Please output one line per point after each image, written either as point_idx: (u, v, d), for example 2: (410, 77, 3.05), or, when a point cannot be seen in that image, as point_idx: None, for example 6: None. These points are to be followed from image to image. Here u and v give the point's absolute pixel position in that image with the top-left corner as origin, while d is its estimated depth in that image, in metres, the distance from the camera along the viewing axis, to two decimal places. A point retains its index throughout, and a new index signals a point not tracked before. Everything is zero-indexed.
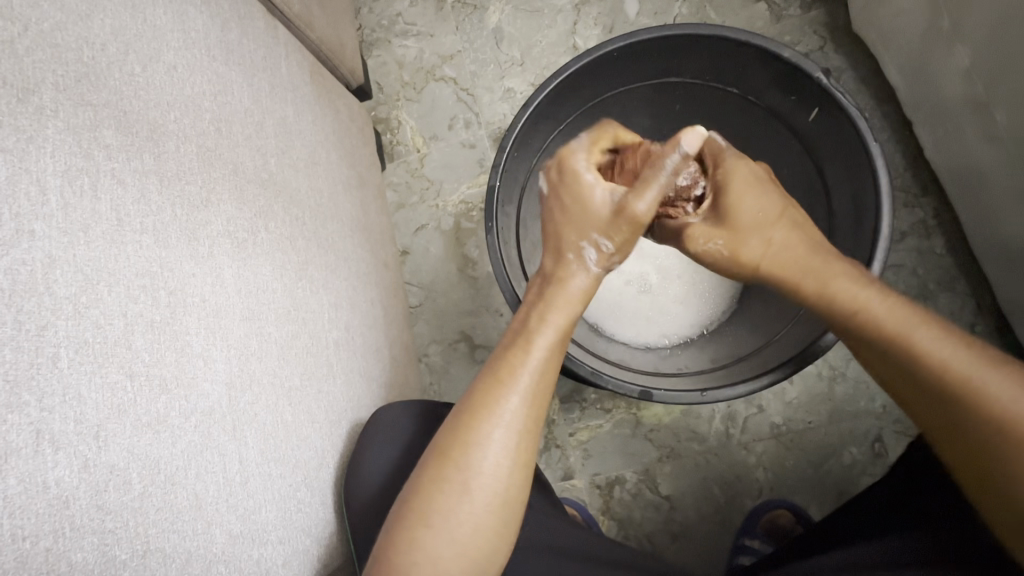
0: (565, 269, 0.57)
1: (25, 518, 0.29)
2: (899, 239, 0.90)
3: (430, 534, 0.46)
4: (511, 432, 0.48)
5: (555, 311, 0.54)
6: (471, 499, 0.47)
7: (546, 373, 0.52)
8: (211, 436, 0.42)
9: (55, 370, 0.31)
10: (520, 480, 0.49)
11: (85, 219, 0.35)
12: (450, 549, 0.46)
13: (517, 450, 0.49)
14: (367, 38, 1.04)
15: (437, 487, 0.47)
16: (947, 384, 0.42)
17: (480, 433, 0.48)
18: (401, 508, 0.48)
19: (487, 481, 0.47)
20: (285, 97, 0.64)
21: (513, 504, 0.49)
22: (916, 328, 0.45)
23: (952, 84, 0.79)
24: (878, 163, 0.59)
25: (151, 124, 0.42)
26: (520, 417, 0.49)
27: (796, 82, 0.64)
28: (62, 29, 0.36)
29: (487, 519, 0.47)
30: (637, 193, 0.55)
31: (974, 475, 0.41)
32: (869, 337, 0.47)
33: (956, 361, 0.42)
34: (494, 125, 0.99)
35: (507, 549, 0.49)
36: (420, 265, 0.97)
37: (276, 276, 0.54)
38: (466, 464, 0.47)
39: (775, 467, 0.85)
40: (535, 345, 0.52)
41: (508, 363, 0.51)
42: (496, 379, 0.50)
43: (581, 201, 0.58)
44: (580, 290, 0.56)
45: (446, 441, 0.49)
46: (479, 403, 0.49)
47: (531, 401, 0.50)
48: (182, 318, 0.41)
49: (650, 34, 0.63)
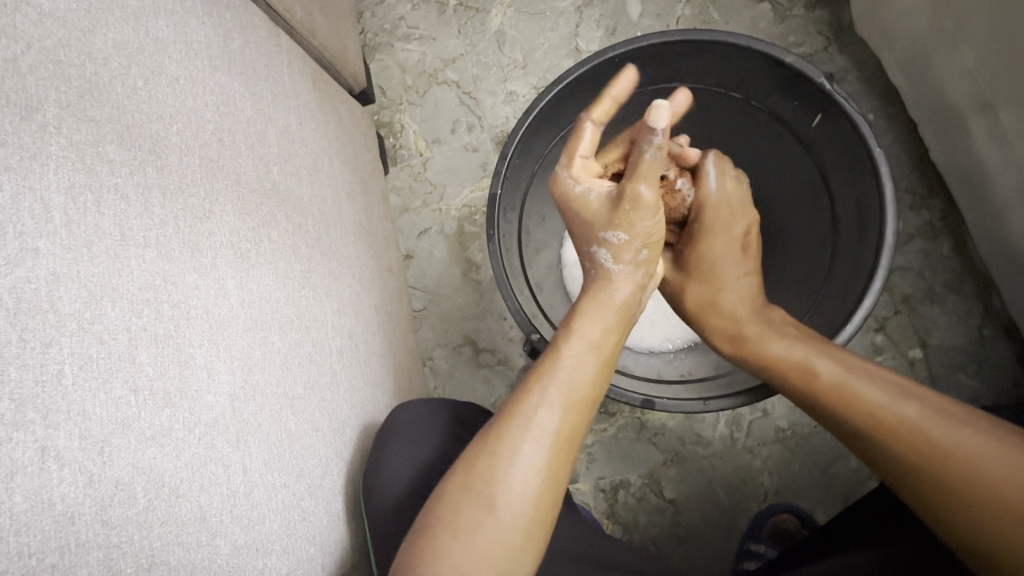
0: (604, 278, 0.58)
1: (31, 535, 0.29)
2: (905, 241, 0.89)
3: (456, 547, 0.46)
4: (540, 444, 0.49)
5: (587, 322, 0.55)
6: (499, 514, 0.46)
7: (581, 384, 0.52)
8: (214, 448, 0.42)
9: (59, 389, 0.32)
10: (549, 496, 0.49)
11: (88, 236, 0.35)
12: (477, 564, 0.45)
13: (547, 461, 0.49)
14: (369, 42, 1.04)
15: (468, 499, 0.47)
16: (858, 413, 0.49)
17: (512, 445, 0.48)
18: (424, 523, 0.48)
19: (518, 496, 0.47)
20: (288, 105, 0.64)
21: (542, 520, 0.48)
22: (815, 361, 0.53)
23: (955, 86, 0.79)
24: (882, 169, 0.58)
25: (153, 137, 0.42)
26: (552, 431, 0.49)
27: (799, 87, 0.64)
28: (65, 45, 0.36)
29: (513, 535, 0.47)
30: (638, 177, 0.57)
31: (941, 509, 0.44)
32: (785, 377, 0.54)
33: (860, 390, 0.49)
34: (497, 128, 0.98)
35: (532, 570, 0.48)
36: (424, 269, 0.97)
37: (279, 285, 0.54)
38: (500, 477, 0.47)
39: (781, 471, 0.85)
40: (561, 362, 0.52)
41: (538, 373, 0.52)
42: (529, 390, 0.51)
43: (582, 208, 0.60)
44: (619, 300, 0.57)
45: (484, 449, 0.49)
46: (507, 420, 0.50)
47: (565, 414, 0.50)
48: (185, 330, 0.41)
49: (649, 40, 0.63)
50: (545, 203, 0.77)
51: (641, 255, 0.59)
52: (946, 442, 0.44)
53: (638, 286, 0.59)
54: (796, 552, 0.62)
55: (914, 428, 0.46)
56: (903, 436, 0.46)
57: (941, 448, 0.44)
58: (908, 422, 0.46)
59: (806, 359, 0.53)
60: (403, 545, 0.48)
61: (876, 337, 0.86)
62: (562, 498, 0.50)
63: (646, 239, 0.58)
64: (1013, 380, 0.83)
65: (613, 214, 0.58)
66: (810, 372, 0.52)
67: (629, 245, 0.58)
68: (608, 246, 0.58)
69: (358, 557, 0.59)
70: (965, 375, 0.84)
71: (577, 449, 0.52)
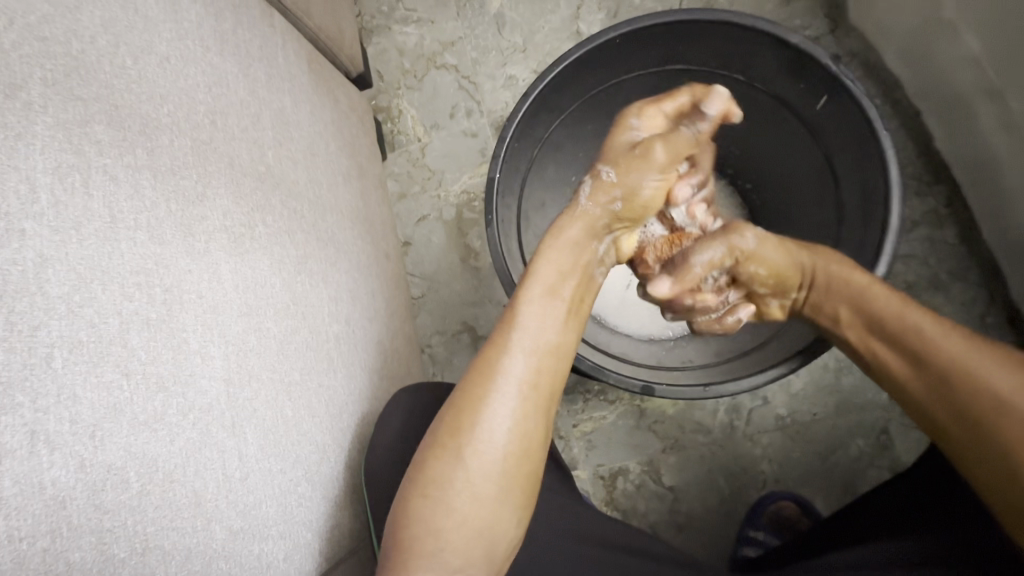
0: (571, 216, 0.58)
1: (21, 519, 0.29)
2: (910, 227, 0.88)
3: (430, 505, 0.45)
4: (508, 394, 0.48)
5: (547, 266, 0.55)
6: (468, 468, 0.46)
7: (546, 330, 0.52)
8: (210, 433, 0.41)
9: (49, 371, 0.31)
10: (520, 449, 0.48)
11: (77, 216, 0.34)
12: (451, 521, 0.45)
13: (517, 409, 0.49)
14: (366, 25, 1.03)
15: (438, 455, 0.47)
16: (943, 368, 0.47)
17: (479, 395, 0.48)
18: (406, 486, 0.48)
19: (488, 449, 0.47)
20: (283, 87, 0.63)
21: (516, 476, 0.48)
22: (914, 317, 0.50)
23: (960, 73, 0.81)
24: (889, 152, 0.57)
25: (143, 117, 0.42)
26: (517, 376, 0.49)
27: (805, 68, 0.62)
28: (49, 22, 0.36)
29: (487, 490, 0.47)
30: (665, 140, 0.60)
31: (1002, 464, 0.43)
32: (870, 315, 0.53)
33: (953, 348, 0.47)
34: (496, 113, 0.97)
35: (517, 528, 0.48)
36: (423, 256, 0.96)
37: (275, 270, 0.53)
38: (466, 429, 0.47)
39: (780, 459, 0.85)
40: (524, 312, 0.52)
41: (505, 323, 0.52)
42: (492, 343, 0.51)
43: (614, 137, 0.62)
44: (574, 240, 0.57)
45: (451, 403, 0.49)
46: (477, 370, 0.49)
47: (529, 362, 0.50)
48: (178, 315, 0.41)
49: (653, 20, 0.62)
50: (544, 189, 0.76)
51: (614, 205, 0.59)
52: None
53: (596, 231, 0.58)
54: (801, 544, 0.62)
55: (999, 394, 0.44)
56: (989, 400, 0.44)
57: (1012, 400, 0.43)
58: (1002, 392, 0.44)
59: (903, 312, 0.51)
60: (391, 516, 0.48)
61: None
62: (540, 454, 0.50)
63: (627, 194, 0.60)
64: None
65: (625, 156, 0.60)
66: (909, 324, 0.50)
67: (610, 189, 0.59)
68: (597, 178, 0.60)
69: (358, 543, 0.59)
70: None
71: (549, 400, 0.51)
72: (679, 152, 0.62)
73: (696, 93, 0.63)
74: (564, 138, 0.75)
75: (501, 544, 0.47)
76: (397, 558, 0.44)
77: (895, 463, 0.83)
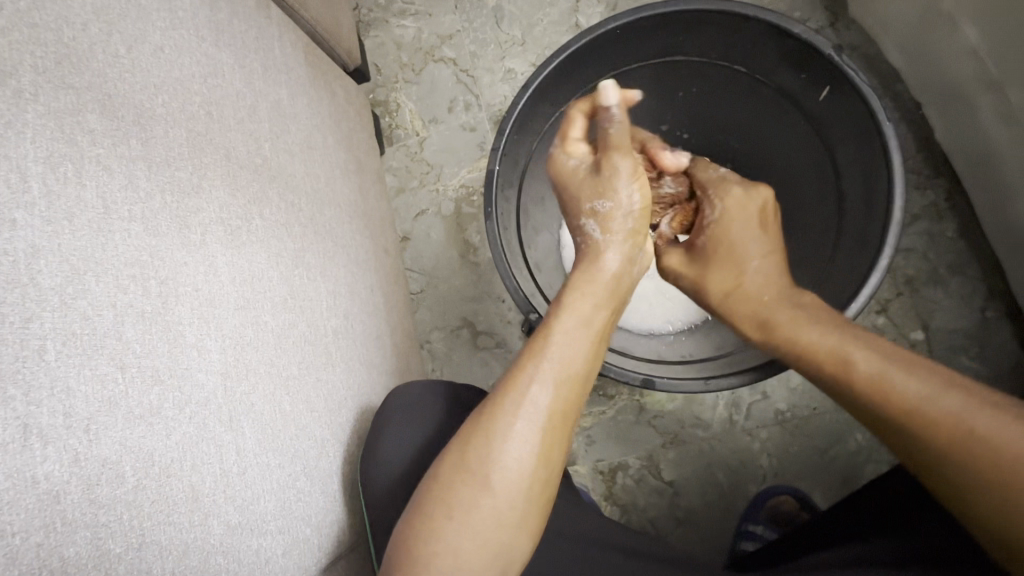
0: (596, 249, 0.58)
1: (14, 514, 0.29)
2: (910, 221, 0.88)
3: (453, 526, 0.46)
4: (533, 422, 0.48)
5: (580, 298, 0.54)
6: (494, 495, 0.46)
7: (571, 361, 0.51)
8: (207, 428, 0.41)
9: (42, 364, 0.31)
10: (544, 475, 0.48)
11: (69, 207, 0.34)
12: (470, 541, 0.46)
13: (543, 440, 0.48)
14: (363, 18, 1.02)
15: (462, 480, 0.47)
16: (899, 415, 0.44)
17: (505, 426, 0.48)
18: (421, 497, 0.48)
19: (512, 476, 0.47)
20: (279, 79, 0.62)
21: (536, 497, 0.48)
22: (854, 358, 0.48)
23: (957, 66, 0.79)
24: (892, 143, 0.57)
25: (138, 107, 0.41)
26: (544, 408, 0.48)
27: (807, 59, 0.62)
28: (40, 8, 0.35)
29: (511, 514, 0.47)
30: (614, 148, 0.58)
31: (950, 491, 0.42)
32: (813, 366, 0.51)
33: (903, 387, 0.45)
34: (495, 107, 0.97)
35: (529, 545, 0.48)
36: (422, 251, 0.95)
37: (272, 264, 0.53)
38: (492, 457, 0.47)
39: (779, 453, 0.85)
40: (552, 342, 0.51)
41: (531, 350, 0.51)
42: (519, 369, 0.51)
43: (565, 177, 0.61)
44: (604, 273, 0.56)
45: (474, 429, 0.48)
46: (504, 398, 0.49)
47: (556, 391, 0.50)
48: (173, 307, 0.40)
49: (655, 10, 0.61)
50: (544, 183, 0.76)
51: (627, 224, 0.59)
52: (995, 437, 0.40)
53: (625, 258, 0.58)
54: (797, 540, 0.61)
55: (972, 426, 0.41)
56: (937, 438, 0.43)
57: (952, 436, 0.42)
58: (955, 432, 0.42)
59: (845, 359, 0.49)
60: (400, 518, 0.49)
61: (877, 320, 0.86)
62: (557, 473, 0.50)
63: (632, 208, 0.59)
64: (1014, 362, 0.83)
65: (588, 182, 0.59)
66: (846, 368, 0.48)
67: (608, 211, 0.59)
68: (596, 216, 0.59)
69: (358, 539, 0.59)
70: (966, 357, 0.84)
71: (572, 426, 0.51)
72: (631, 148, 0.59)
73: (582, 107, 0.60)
74: None
75: (518, 558, 0.48)
76: (410, 573, 0.45)
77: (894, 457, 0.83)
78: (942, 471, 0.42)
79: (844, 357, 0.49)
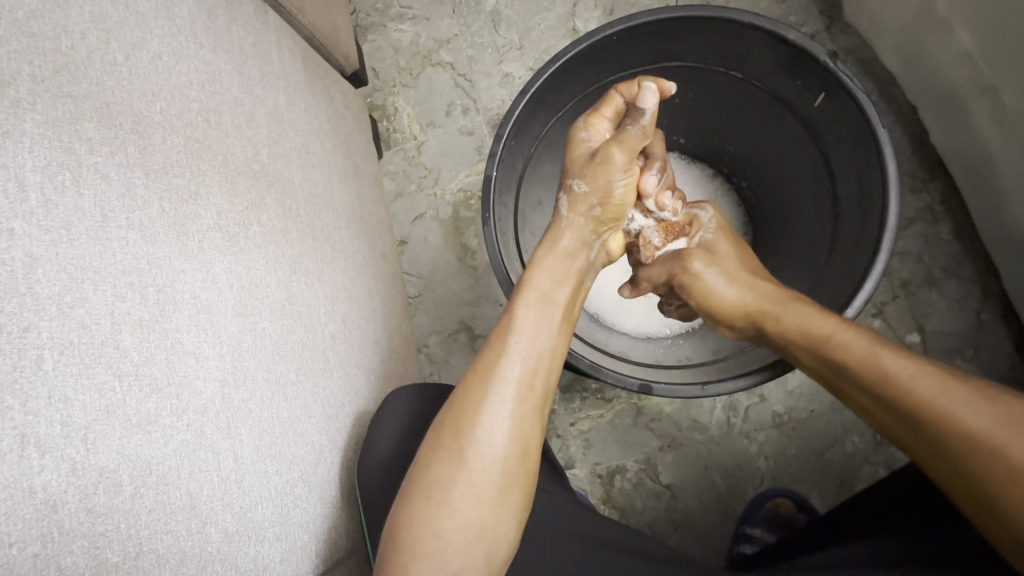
0: (557, 228, 0.60)
1: (11, 524, 0.29)
2: (905, 224, 0.88)
3: (432, 506, 0.46)
4: (505, 396, 0.49)
5: (543, 276, 0.56)
6: (469, 470, 0.46)
7: (542, 336, 0.52)
8: (204, 436, 0.41)
9: (39, 373, 0.31)
10: (522, 447, 0.49)
11: (68, 216, 0.34)
12: (453, 521, 0.46)
13: (518, 413, 0.49)
14: (361, 23, 1.02)
15: (439, 457, 0.47)
16: (914, 407, 0.46)
17: (479, 400, 0.48)
18: (410, 482, 0.48)
19: (487, 449, 0.47)
20: (277, 85, 0.62)
21: (517, 473, 0.48)
22: (882, 356, 0.49)
23: (952, 70, 0.79)
24: (886, 147, 0.57)
25: (136, 115, 0.41)
26: (515, 381, 0.49)
27: (802, 65, 0.62)
28: (38, 17, 0.35)
29: (488, 489, 0.47)
30: (617, 141, 0.59)
31: (952, 482, 0.44)
32: (829, 359, 0.53)
33: (922, 382, 0.47)
34: (493, 111, 0.97)
35: (515, 528, 0.48)
36: (419, 255, 0.96)
37: (269, 270, 0.53)
38: (467, 432, 0.47)
39: (777, 456, 0.85)
40: (523, 321, 0.52)
41: (501, 329, 0.52)
42: (489, 348, 0.51)
43: (569, 152, 0.61)
44: (563, 250, 0.58)
45: (453, 405, 0.49)
46: (479, 374, 0.50)
47: (527, 365, 0.50)
48: (172, 315, 0.40)
49: (650, 17, 0.61)
50: (541, 187, 0.76)
51: (594, 213, 0.60)
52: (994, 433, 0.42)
53: (583, 239, 0.60)
54: (798, 545, 0.61)
55: (973, 421, 0.43)
56: (950, 428, 0.44)
57: (960, 426, 0.44)
58: (961, 422, 0.44)
59: (871, 355, 0.50)
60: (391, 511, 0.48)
61: (873, 323, 0.86)
62: (536, 453, 0.50)
63: (604, 198, 0.60)
64: (1010, 365, 0.83)
65: (584, 164, 0.60)
66: (870, 367, 0.50)
67: (586, 198, 0.60)
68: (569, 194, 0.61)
69: (355, 543, 0.59)
70: (963, 359, 0.84)
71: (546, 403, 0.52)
72: (635, 149, 0.59)
73: (625, 91, 0.60)
74: (561, 136, 0.74)
75: (502, 544, 0.47)
76: (399, 561, 0.45)
77: (891, 459, 0.83)
78: (947, 458, 0.44)
79: (871, 354, 0.50)
